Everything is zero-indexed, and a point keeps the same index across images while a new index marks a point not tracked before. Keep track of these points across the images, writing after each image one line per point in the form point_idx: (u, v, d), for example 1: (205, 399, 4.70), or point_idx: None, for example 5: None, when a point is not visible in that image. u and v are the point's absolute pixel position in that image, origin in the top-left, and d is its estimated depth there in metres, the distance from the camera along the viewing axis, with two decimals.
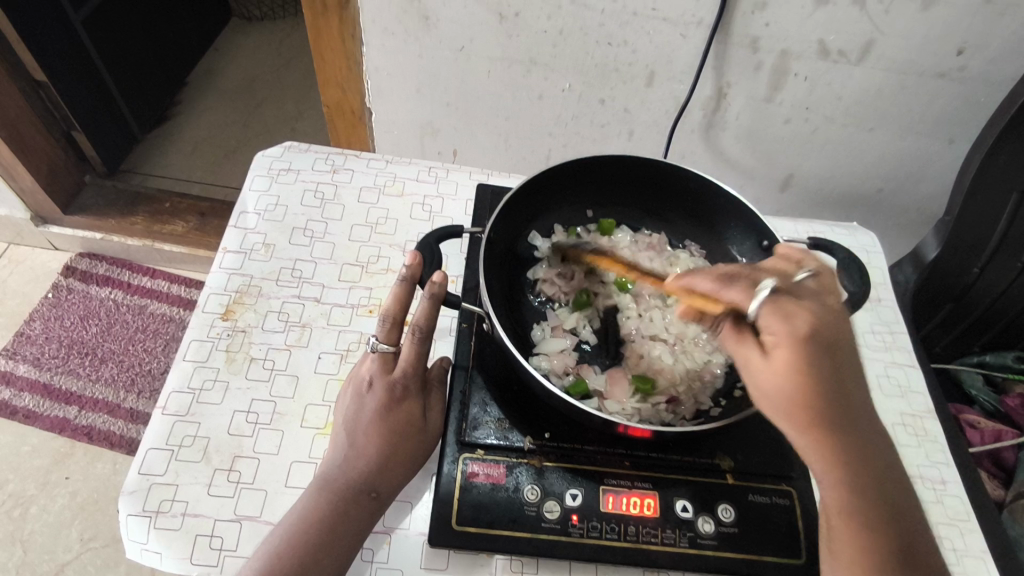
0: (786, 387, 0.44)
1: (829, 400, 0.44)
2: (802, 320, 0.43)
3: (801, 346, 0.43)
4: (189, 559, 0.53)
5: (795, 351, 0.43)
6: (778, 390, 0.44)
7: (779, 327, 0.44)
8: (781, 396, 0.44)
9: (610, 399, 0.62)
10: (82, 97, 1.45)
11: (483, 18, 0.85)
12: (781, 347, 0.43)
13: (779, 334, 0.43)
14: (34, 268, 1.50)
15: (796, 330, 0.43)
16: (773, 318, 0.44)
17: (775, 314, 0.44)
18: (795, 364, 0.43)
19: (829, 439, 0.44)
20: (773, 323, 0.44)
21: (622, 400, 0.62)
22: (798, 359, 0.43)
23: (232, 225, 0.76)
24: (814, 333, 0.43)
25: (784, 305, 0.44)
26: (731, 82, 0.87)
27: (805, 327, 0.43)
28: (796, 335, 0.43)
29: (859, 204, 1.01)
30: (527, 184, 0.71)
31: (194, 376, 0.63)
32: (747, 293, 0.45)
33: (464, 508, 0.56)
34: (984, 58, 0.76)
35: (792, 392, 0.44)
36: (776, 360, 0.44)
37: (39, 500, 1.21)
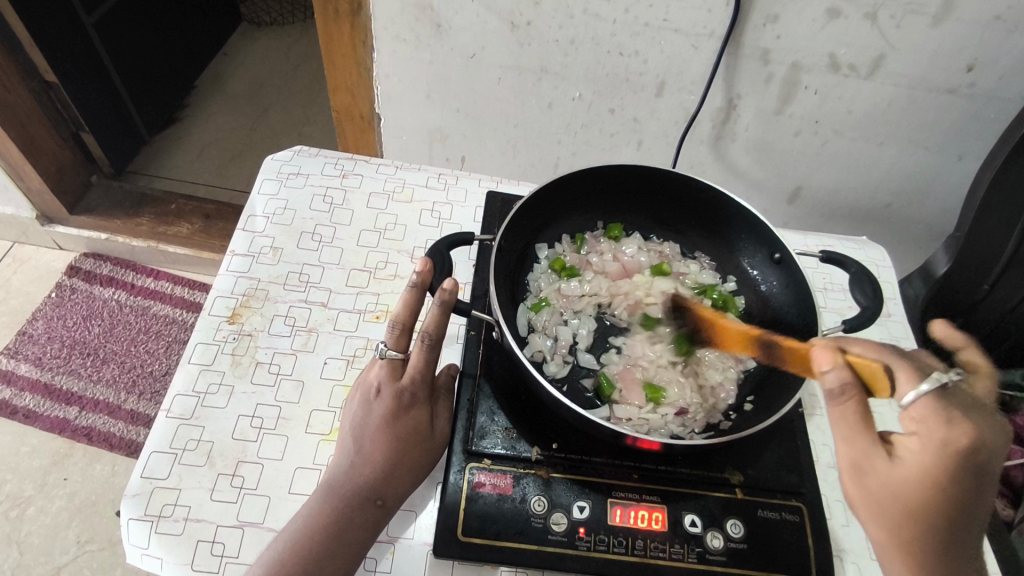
0: (911, 487, 0.45)
1: (945, 506, 0.45)
2: (963, 434, 0.42)
3: (946, 456, 0.43)
4: (189, 565, 0.53)
5: (935, 459, 0.43)
6: (897, 486, 0.45)
7: (929, 427, 0.43)
8: (898, 491, 0.45)
9: (623, 403, 0.62)
10: (91, 98, 1.45)
11: (495, 25, 0.85)
12: (923, 449, 0.44)
13: (929, 437, 0.43)
14: (38, 268, 1.50)
15: (952, 442, 0.42)
16: (930, 421, 0.43)
17: (938, 418, 0.43)
18: (931, 469, 0.44)
19: (921, 538, 0.46)
20: (930, 425, 0.43)
21: (636, 406, 0.62)
22: (937, 465, 0.43)
23: (240, 229, 0.75)
24: (967, 451, 0.42)
25: (948, 410, 0.43)
26: (741, 94, 0.87)
27: (959, 440, 0.42)
28: (947, 445, 0.43)
29: (868, 217, 1.01)
30: (538, 193, 0.71)
31: (200, 379, 0.63)
32: (909, 380, 0.44)
33: (469, 519, 0.55)
34: (995, 75, 0.76)
35: (913, 490, 0.45)
36: (907, 460, 0.45)
37: (36, 501, 1.20)
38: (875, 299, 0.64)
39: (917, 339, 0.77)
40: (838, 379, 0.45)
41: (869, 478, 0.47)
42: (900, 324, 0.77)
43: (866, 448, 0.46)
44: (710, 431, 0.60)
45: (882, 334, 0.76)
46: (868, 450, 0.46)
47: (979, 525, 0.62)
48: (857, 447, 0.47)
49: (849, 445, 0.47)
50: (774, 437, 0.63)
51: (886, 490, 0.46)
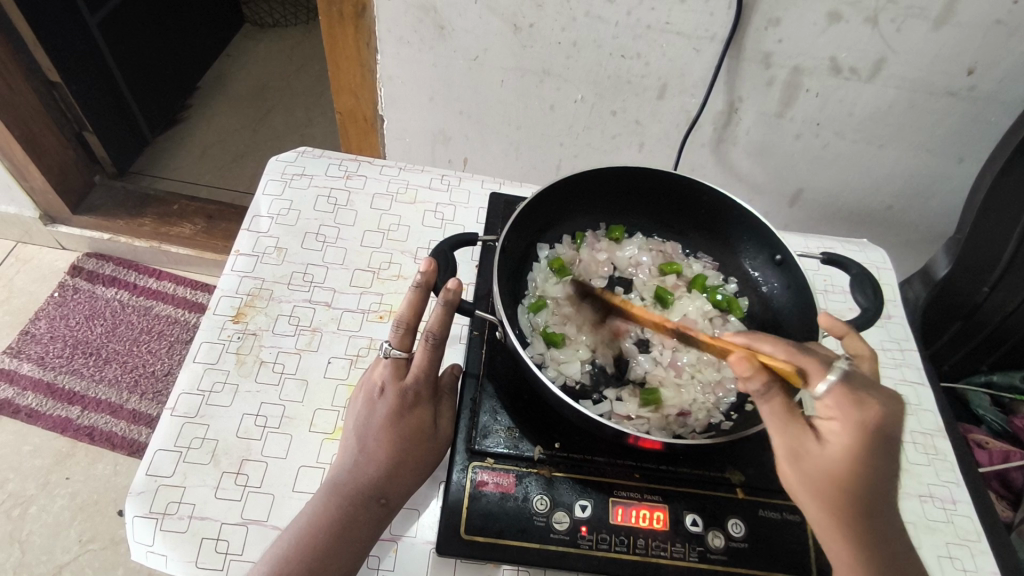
0: (839, 468, 0.46)
1: (869, 484, 0.46)
2: (874, 412, 0.46)
3: (865, 434, 0.46)
4: (194, 562, 0.53)
5: (857, 439, 0.46)
6: (828, 468, 0.46)
7: (846, 410, 0.46)
8: (833, 477, 0.46)
9: (620, 406, 0.62)
10: (94, 99, 1.46)
11: (498, 28, 0.86)
12: (844, 430, 0.46)
13: (848, 420, 0.46)
14: (41, 268, 1.50)
15: (866, 421, 0.46)
16: (845, 403, 0.46)
17: (848, 400, 0.46)
18: (854, 449, 0.46)
19: (855, 518, 0.47)
20: (844, 406, 0.46)
21: (631, 409, 0.62)
22: (858, 443, 0.46)
23: (244, 229, 0.76)
24: (881, 428, 0.46)
25: (856, 390, 0.47)
26: (742, 97, 0.87)
27: (871, 416, 0.46)
28: (863, 424, 0.46)
29: (869, 220, 1.01)
30: (542, 193, 0.71)
31: (204, 379, 0.63)
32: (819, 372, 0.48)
33: (473, 517, 0.55)
34: (994, 79, 0.77)
35: (842, 475, 0.46)
36: (832, 443, 0.47)
37: (39, 500, 1.20)
38: (875, 300, 0.64)
39: (917, 341, 0.77)
40: (759, 383, 0.47)
41: (804, 467, 0.47)
42: (899, 326, 0.77)
43: (795, 434, 0.47)
44: (712, 432, 0.61)
45: (882, 335, 0.76)
46: (798, 438, 0.47)
47: (979, 526, 0.62)
48: (786, 438, 0.48)
49: (782, 437, 0.48)
50: None
51: (822, 476, 0.46)
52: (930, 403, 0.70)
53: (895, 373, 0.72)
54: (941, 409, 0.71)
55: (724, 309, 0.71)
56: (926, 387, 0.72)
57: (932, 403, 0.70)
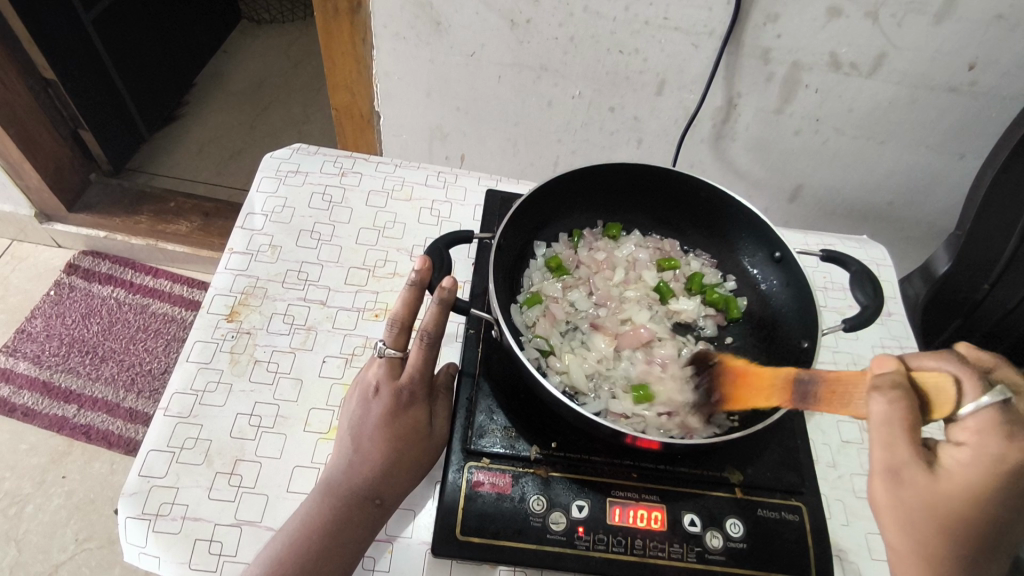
0: (949, 502, 0.44)
1: (975, 524, 0.44)
2: (1015, 454, 0.42)
3: (994, 474, 0.42)
4: (187, 563, 0.53)
5: (984, 477, 0.43)
6: (935, 499, 0.44)
7: (982, 443, 0.43)
8: (937, 505, 0.45)
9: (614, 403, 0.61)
10: (89, 96, 1.45)
11: (495, 23, 0.85)
12: (971, 464, 0.43)
13: (979, 453, 0.43)
14: (37, 266, 1.50)
15: (1001, 458, 0.42)
16: (987, 435, 0.42)
17: (993, 433, 0.42)
18: (976, 486, 0.43)
19: (948, 549, 0.46)
20: (984, 438, 0.42)
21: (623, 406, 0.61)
22: (982, 481, 0.43)
23: (238, 226, 0.75)
24: (1015, 471, 0.42)
25: (1012, 426, 0.42)
26: (741, 93, 0.86)
27: (1013, 457, 0.42)
28: (995, 462, 0.42)
29: (869, 216, 1.01)
30: (539, 189, 0.70)
31: (197, 378, 0.63)
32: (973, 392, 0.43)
33: (468, 517, 0.55)
34: (996, 74, 0.76)
35: (950, 506, 0.44)
36: (952, 475, 0.44)
37: (35, 500, 1.19)
38: (876, 298, 0.64)
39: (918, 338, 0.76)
40: (882, 395, 0.44)
41: (904, 489, 0.45)
42: (900, 324, 0.77)
43: (905, 461, 0.44)
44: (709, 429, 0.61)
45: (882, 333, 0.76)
46: (908, 465, 0.45)
47: None
48: (892, 460, 0.45)
49: (884, 454, 0.45)
50: (775, 437, 0.62)
51: (925, 503, 0.45)
52: None
53: None
54: None
55: (721, 308, 0.71)
56: None
57: None
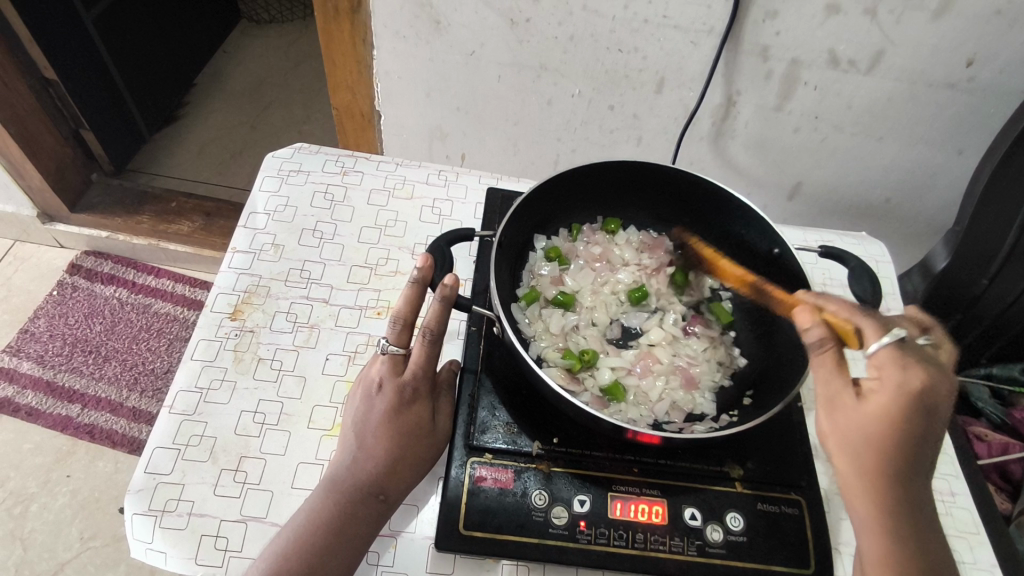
0: (872, 425, 0.46)
1: (907, 453, 0.46)
2: (918, 377, 0.46)
3: (907, 399, 0.45)
4: (194, 559, 0.53)
5: (901, 401, 0.45)
6: (864, 424, 0.47)
7: (890, 371, 0.46)
8: (866, 431, 0.47)
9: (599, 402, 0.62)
10: (91, 96, 1.45)
11: (495, 22, 0.85)
12: (887, 389, 0.46)
13: (889, 379, 0.46)
14: (39, 266, 1.50)
15: (907, 381, 0.46)
16: (891, 366, 0.46)
17: (896, 362, 0.46)
18: (895, 411, 0.46)
19: (890, 480, 0.47)
20: (890, 368, 0.46)
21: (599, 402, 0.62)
22: (900, 405, 0.45)
23: (241, 226, 0.76)
24: (924, 393, 0.45)
25: (907, 355, 0.46)
26: (740, 91, 0.87)
27: (915, 382, 0.46)
28: (904, 385, 0.45)
29: (867, 213, 1.01)
30: (541, 187, 0.71)
31: (202, 376, 0.63)
32: (879, 332, 0.48)
33: (471, 513, 0.56)
34: (994, 70, 0.76)
35: (878, 429, 0.46)
36: (872, 401, 0.47)
37: (40, 498, 1.20)
38: (875, 293, 0.64)
39: None
40: (816, 333, 0.49)
41: (840, 414, 0.48)
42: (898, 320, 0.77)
43: (837, 387, 0.49)
44: (709, 424, 0.61)
45: None
46: (837, 392, 0.48)
47: (977, 517, 0.63)
48: (827, 388, 0.49)
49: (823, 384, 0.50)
50: (774, 433, 0.63)
51: (858, 429, 0.47)
52: None
53: None
54: None
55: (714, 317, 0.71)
56: None
57: None
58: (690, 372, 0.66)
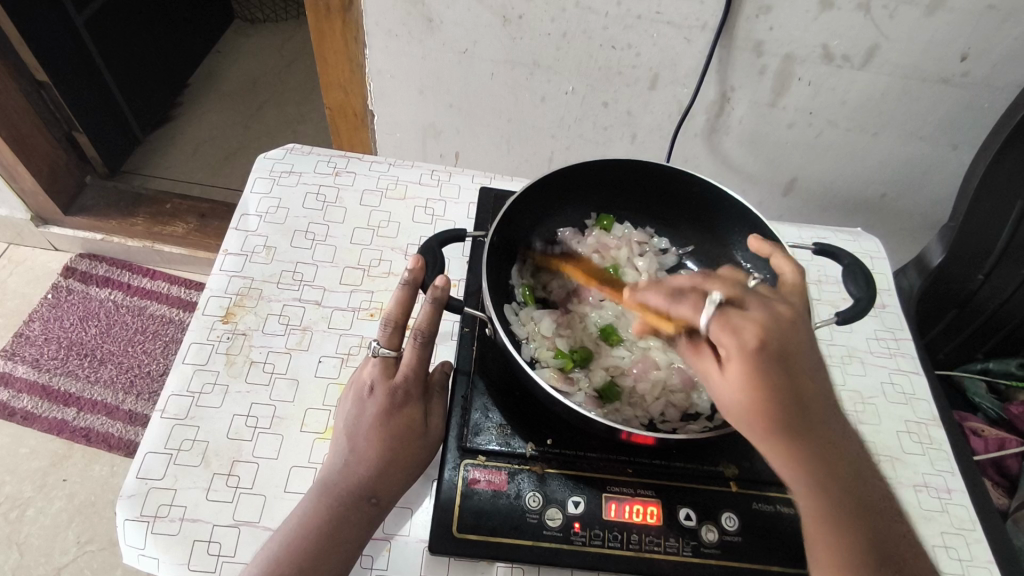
0: (743, 394, 0.44)
1: (795, 403, 0.45)
2: (750, 333, 0.44)
3: (756, 361, 0.43)
4: (187, 565, 0.53)
5: (747, 365, 0.44)
6: (732, 401, 0.45)
7: (725, 337, 0.44)
8: (734, 401, 0.45)
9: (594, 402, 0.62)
10: (83, 98, 1.45)
11: (486, 20, 0.85)
12: (733, 357, 0.44)
13: (729, 351, 0.44)
14: (34, 269, 1.50)
15: (744, 344, 0.43)
16: (723, 333, 0.44)
17: (726, 327, 0.44)
18: (746, 378, 0.44)
19: (792, 435, 0.46)
20: (727, 337, 0.44)
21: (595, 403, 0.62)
22: (744, 372, 0.44)
23: (233, 228, 0.75)
24: (765, 345, 0.44)
25: (732, 317, 0.44)
26: (734, 87, 0.86)
27: (751, 339, 0.44)
28: (742, 348, 0.43)
29: (863, 208, 1.01)
30: (533, 186, 0.71)
31: (194, 380, 0.63)
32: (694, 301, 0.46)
33: (465, 515, 0.55)
34: (988, 64, 0.76)
35: (746, 396, 0.44)
36: (729, 374, 0.45)
37: (36, 502, 1.20)
38: (869, 290, 0.64)
39: (912, 330, 0.77)
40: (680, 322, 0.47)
41: (713, 393, 0.47)
42: (894, 316, 0.77)
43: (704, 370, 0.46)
44: (705, 424, 0.61)
45: (876, 325, 0.76)
46: (706, 368, 0.46)
47: (973, 515, 0.62)
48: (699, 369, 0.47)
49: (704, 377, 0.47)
50: None
51: (730, 401, 0.45)
52: (924, 393, 0.71)
53: (888, 363, 0.73)
54: (936, 400, 0.71)
55: None
56: (919, 376, 0.72)
57: (927, 393, 0.71)
58: (690, 372, 0.65)
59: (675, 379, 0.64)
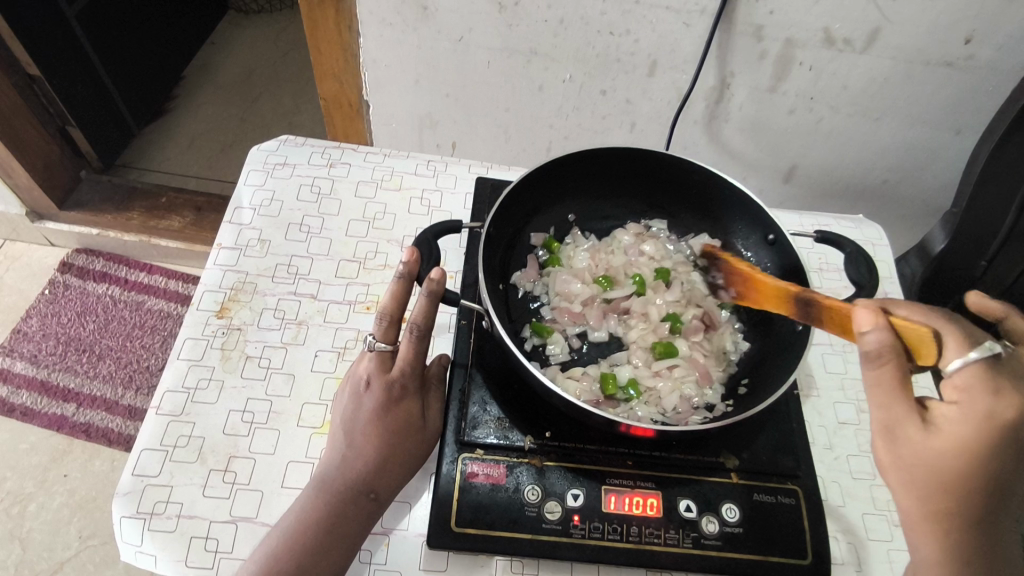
0: (952, 458, 0.45)
1: (974, 480, 0.45)
2: (1007, 405, 0.44)
3: (986, 432, 0.44)
4: (184, 561, 0.53)
5: (980, 434, 0.44)
6: (932, 456, 0.45)
7: (974, 398, 0.45)
8: (938, 462, 0.45)
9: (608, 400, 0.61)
10: (76, 92, 1.43)
11: (482, 7, 0.83)
12: (964, 420, 0.45)
13: (971, 406, 0.45)
14: (30, 265, 1.49)
15: (995, 412, 0.44)
16: (974, 389, 0.45)
17: (983, 385, 0.45)
18: (971, 442, 0.44)
19: (954, 506, 0.45)
20: (975, 394, 0.45)
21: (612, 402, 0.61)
22: (980, 437, 0.44)
23: (226, 221, 0.74)
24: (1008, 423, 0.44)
25: (994, 380, 0.45)
26: (734, 73, 0.85)
27: (1000, 413, 0.44)
28: (991, 416, 0.44)
29: (865, 195, 1.00)
30: (529, 176, 0.69)
31: (189, 376, 0.62)
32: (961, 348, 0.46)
33: (463, 509, 0.55)
34: (993, 46, 0.75)
35: (956, 462, 0.44)
36: (946, 432, 0.45)
37: (37, 498, 1.20)
38: (870, 278, 0.63)
39: None
40: (877, 341, 0.46)
41: (901, 446, 0.46)
42: (896, 303, 0.76)
43: (901, 413, 0.46)
44: (706, 415, 0.60)
45: None
46: (906, 420, 0.46)
47: None
48: (894, 412, 0.46)
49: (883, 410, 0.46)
50: (772, 422, 0.62)
51: (924, 458, 0.45)
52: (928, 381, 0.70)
53: None
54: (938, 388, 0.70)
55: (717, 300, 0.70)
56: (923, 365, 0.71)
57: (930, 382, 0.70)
58: (701, 365, 0.64)
59: (685, 374, 0.63)
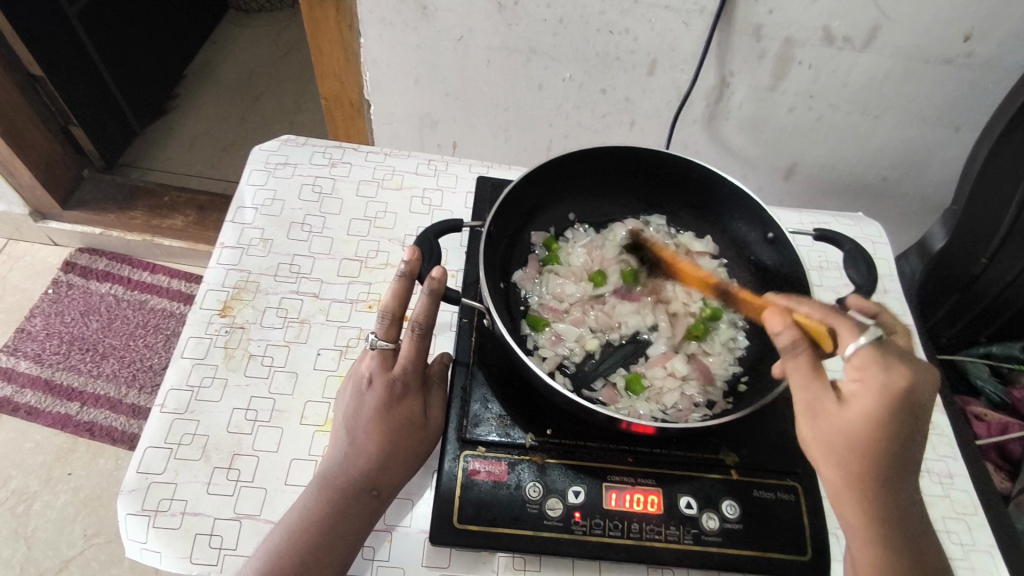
0: (859, 430, 0.45)
1: (884, 452, 0.45)
2: (899, 376, 0.45)
3: (888, 404, 0.45)
4: (189, 558, 0.53)
5: (881, 404, 0.45)
6: (845, 431, 0.46)
7: (870, 373, 0.45)
8: (849, 437, 0.46)
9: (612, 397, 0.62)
10: (78, 92, 1.44)
11: (481, 6, 0.83)
12: (868, 394, 0.45)
13: (868, 381, 0.45)
14: (33, 264, 1.49)
15: (891, 383, 0.45)
16: (870, 366, 0.46)
17: (876, 361, 0.45)
18: (876, 416, 0.45)
19: (873, 481, 0.46)
20: (872, 370, 0.45)
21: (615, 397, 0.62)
22: (882, 410, 0.45)
23: (229, 220, 0.75)
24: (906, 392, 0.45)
25: (886, 355, 0.46)
26: (734, 71, 0.85)
27: (896, 382, 0.45)
28: (888, 387, 0.45)
29: (865, 192, 1.00)
30: (529, 175, 0.70)
31: (192, 374, 0.63)
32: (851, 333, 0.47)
33: (465, 506, 0.55)
34: (993, 43, 0.75)
35: (865, 435, 0.45)
36: (854, 405, 0.46)
37: (42, 496, 1.21)
38: (868, 276, 0.63)
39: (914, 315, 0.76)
40: (789, 338, 0.47)
41: (821, 421, 0.47)
42: (896, 301, 0.76)
43: (814, 390, 0.47)
44: (705, 412, 0.61)
45: None
46: (820, 396, 0.47)
47: (975, 499, 0.62)
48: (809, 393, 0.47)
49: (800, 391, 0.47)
50: (771, 419, 0.62)
51: (839, 433, 0.46)
52: None
53: None
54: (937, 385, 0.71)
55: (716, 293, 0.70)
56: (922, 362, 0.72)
57: None
58: (703, 362, 0.65)
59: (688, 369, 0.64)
